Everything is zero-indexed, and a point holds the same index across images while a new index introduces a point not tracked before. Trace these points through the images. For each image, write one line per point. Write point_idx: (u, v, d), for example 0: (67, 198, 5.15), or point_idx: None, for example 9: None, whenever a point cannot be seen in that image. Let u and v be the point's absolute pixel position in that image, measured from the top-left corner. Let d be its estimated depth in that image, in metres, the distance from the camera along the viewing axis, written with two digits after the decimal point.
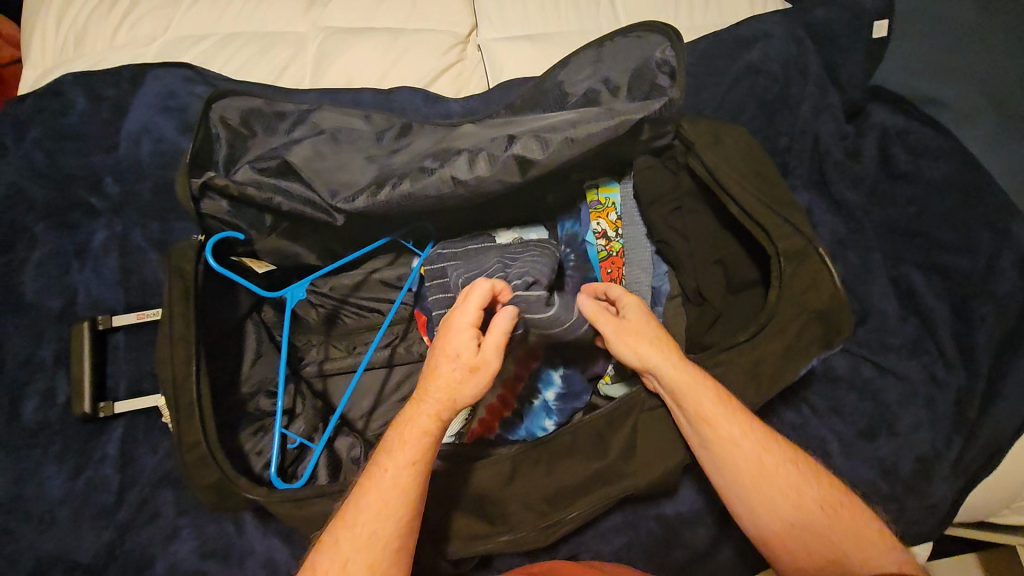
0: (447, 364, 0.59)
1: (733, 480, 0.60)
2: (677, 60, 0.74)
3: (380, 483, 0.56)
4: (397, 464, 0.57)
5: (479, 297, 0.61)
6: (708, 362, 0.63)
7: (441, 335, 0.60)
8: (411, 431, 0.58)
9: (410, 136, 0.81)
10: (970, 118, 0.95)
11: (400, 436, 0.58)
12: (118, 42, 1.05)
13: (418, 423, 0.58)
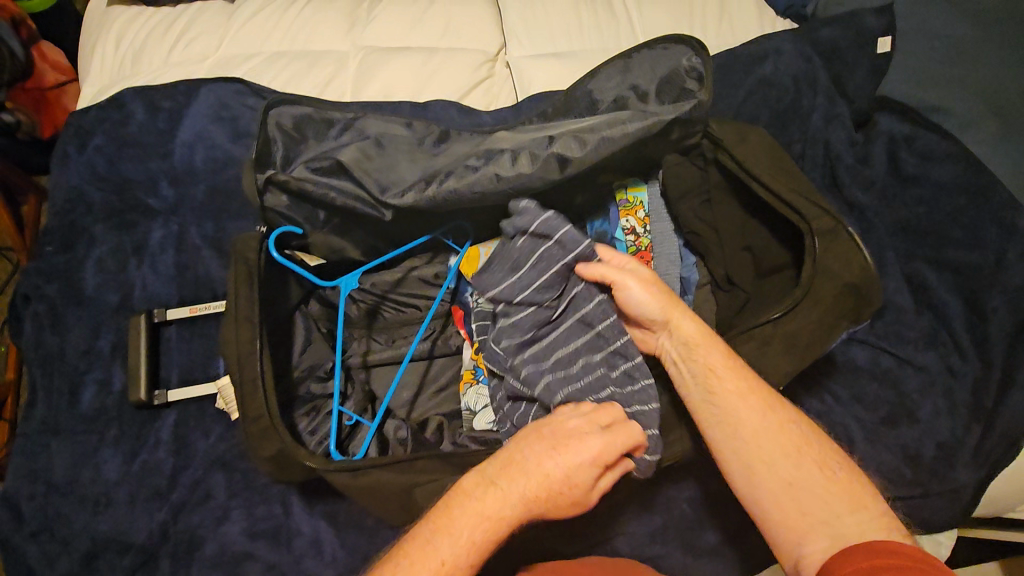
0: (537, 482, 0.61)
1: (731, 437, 0.64)
2: (705, 67, 0.81)
3: (432, 560, 0.58)
4: (458, 553, 0.58)
5: (620, 432, 0.64)
6: (742, 336, 0.68)
7: (560, 448, 0.63)
8: (480, 522, 0.59)
9: (452, 140, 0.87)
10: (972, 125, 1.01)
11: (469, 527, 0.59)
12: (172, 59, 1.13)
13: (490, 517, 0.60)
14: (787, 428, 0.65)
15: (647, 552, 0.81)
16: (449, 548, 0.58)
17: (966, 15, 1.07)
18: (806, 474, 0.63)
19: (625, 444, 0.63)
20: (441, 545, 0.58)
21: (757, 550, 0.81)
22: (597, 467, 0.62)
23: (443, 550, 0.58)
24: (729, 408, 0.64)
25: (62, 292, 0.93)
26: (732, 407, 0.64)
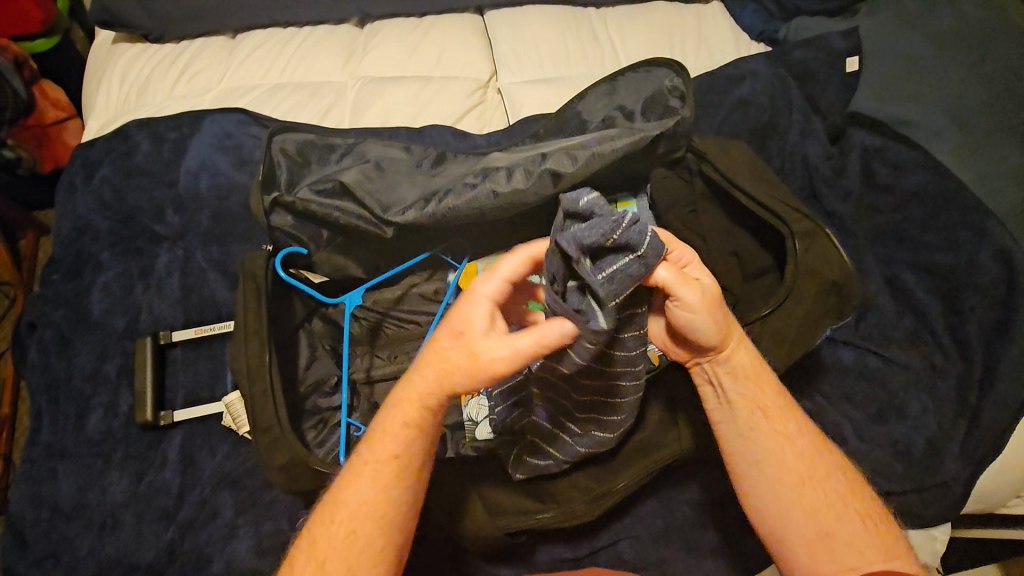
0: (462, 349, 0.58)
1: (764, 475, 0.67)
2: (686, 86, 0.87)
3: (373, 468, 0.61)
4: (388, 451, 0.61)
5: (496, 273, 0.59)
6: None
7: (454, 326, 0.59)
8: (402, 421, 0.61)
9: (449, 162, 0.92)
10: (938, 136, 1.07)
11: (387, 422, 0.61)
12: (176, 93, 1.17)
13: (410, 415, 0.60)
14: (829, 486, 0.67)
15: (652, 555, 0.82)
16: (383, 429, 0.61)
17: (927, 35, 1.14)
18: (845, 520, 0.65)
19: (508, 276, 0.58)
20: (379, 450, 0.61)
21: (759, 549, 0.83)
22: (485, 319, 0.58)
23: (364, 454, 0.62)
24: (771, 449, 0.67)
25: (69, 318, 0.95)
26: (770, 448, 0.67)
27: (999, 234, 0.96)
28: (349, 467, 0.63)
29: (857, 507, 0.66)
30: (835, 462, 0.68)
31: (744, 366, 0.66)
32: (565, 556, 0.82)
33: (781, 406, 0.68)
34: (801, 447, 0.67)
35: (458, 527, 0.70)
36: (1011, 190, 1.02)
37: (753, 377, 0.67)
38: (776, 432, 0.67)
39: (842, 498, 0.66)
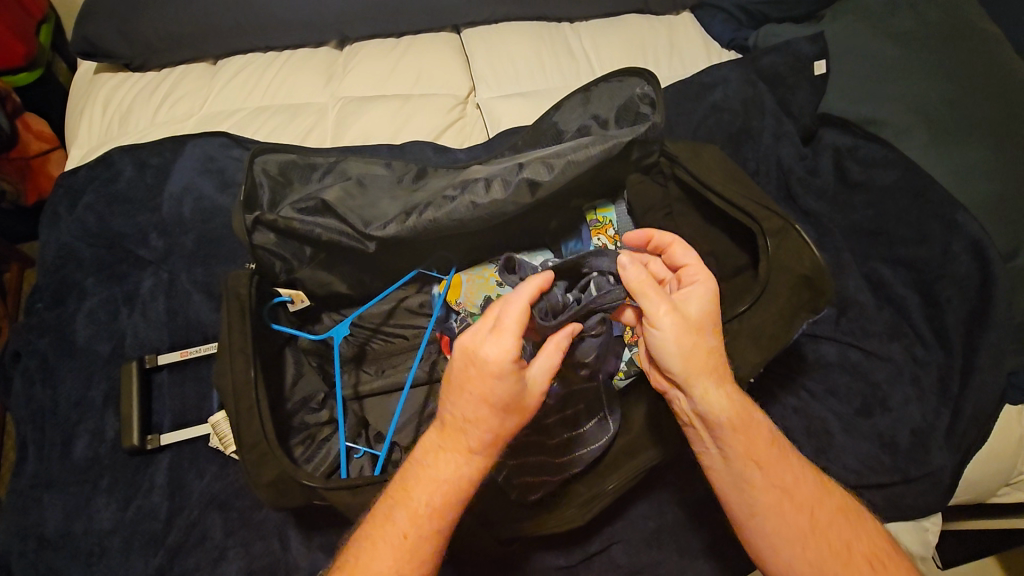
0: (508, 410, 0.57)
1: (768, 525, 0.64)
2: (656, 93, 0.88)
3: (392, 537, 0.59)
4: (428, 517, 0.59)
5: (506, 330, 0.55)
6: None
7: (478, 389, 0.56)
8: (438, 484, 0.59)
9: (430, 176, 0.93)
10: (907, 133, 1.09)
11: (427, 492, 0.59)
12: (158, 119, 1.18)
13: (449, 482, 0.59)
14: (839, 523, 0.64)
15: (647, 558, 0.82)
16: (422, 497, 0.59)
17: (892, 36, 1.16)
18: (853, 569, 0.62)
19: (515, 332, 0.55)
20: (398, 522, 0.59)
21: None
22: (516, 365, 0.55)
23: (401, 527, 0.58)
24: (768, 502, 0.63)
25: (54, 346, 0.95)
26: (770, 499, 0.64)
27: (968, 225, 0.98)
28: (374, 537, 0.59)
29: (864, 551, 0.63)
30: (836, 502, 0.66)
31: (728, 413, 0.63)
32: (560, 563, 0.81)
33: (774, 453, 0.65)
34: (801, 493, 0.64)
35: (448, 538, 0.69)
36: (981, 182, 1.04)
37: (742, 426, 0.63)
38: (774, 487, 0.64)
39: (848, 543, 0.63)
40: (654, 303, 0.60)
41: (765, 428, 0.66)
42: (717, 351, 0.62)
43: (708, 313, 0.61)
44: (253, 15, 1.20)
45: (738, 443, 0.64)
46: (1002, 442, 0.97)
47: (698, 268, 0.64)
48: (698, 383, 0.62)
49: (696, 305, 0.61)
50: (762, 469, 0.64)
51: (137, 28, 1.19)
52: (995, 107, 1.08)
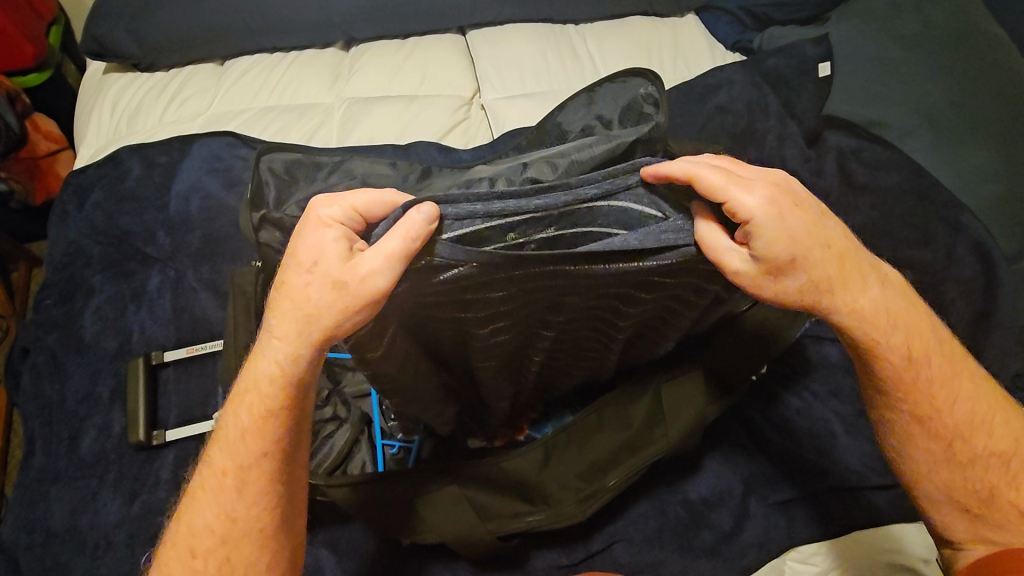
0: (298, 329, 0.53)
1: (908, 381, 0.61)
2: (660, 93, 0.88)
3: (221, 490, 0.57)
4: (236, 457, 0.57)
5: (307, 271, 0.52)
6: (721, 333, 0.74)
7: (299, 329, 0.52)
8: (277, 363, 0.54)
9: (433, 176, 0.94)
10: (912, 134, 1.09)
11: (238, 419, 0.57)
12: (166, 118, 1.19)
13: (262, 390, 0.55)
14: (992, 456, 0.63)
15: (648, 558, 0.82)
16: (245, 423, 0.57)
17: (894, 38, 1.16)
18: (995, 507, 0.63)
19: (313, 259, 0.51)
20: (223, 463, 0.57)
21: (754, 544, 0.82)
22: (343, 255, 0.51)
23: (218, 462, 0.58)
24: (928, 427, 0.63)
25: (62, 342, 0.96)
26: (942, 398, 0.62)
27: (973, 226, 1.00)
28: (208, 470, 0.59)
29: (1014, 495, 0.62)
30: (994, 446, 0.63)
31: (878, 325, 0.58)
32: (560, 562, 0.81)
33: (935, 371, 0.62)
34: (957, 427, 0.63)
35: (450, 533, 0.70)
36: (985, 182, 1.04)
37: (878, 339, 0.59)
38: (916, 410, 0.62)
39: (991, 481, 0.63)
40: (714, 236, 0.51)
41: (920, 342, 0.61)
42: (845, 264, 0.55)
43: (798, 240, 0.51)
44: (260, 16, 1.21)
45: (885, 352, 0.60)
46: None
47: (744, 194, 0.50)
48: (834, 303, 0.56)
49: (792, 228, 0.51)
50: (912, 388, 0.62)
51: (146, 29, 1.20)
52: (999, 109, 1.07)
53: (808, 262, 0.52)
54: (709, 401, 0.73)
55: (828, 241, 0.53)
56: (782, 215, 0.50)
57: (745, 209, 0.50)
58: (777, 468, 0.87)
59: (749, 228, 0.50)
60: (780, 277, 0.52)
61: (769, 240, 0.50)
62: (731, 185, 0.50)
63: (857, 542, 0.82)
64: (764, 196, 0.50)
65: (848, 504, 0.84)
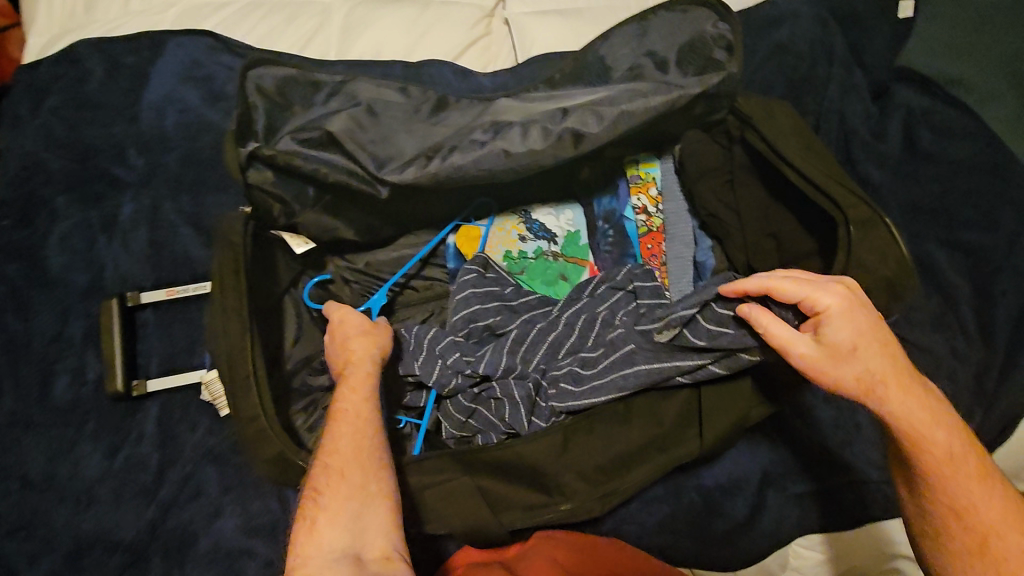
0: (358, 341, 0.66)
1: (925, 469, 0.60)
2: (733, 35, 0.76)
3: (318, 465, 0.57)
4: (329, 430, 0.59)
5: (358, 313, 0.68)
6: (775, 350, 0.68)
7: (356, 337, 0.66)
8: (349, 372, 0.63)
9: (451, 108, 0.80)
10: (990, 100, 0.98)
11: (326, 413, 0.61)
12: (132, 7, 1.00)
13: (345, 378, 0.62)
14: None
15: (656, 541, 0.80)
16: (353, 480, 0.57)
17: None
18: None
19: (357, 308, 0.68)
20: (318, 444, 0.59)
21: (766, 535, 0.81)
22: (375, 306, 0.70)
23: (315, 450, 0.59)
24: (949, 518, 0.60)
25: (23, 273, 0.85)
26: (967, 492, 0.59)
27: None
28: (308, 555, 0.52)
29: None
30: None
31: (918, 423, 0.59)
32: None
33: (960, 466, 0.60)
34: (988, 523, 0.58)
35: (456, 526, 0.65)
36: None
37: (917, 436, 0.59)
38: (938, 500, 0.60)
39: None
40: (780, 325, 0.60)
41: (952, 436, 0.60)
42: (892, 365, 0.59)
43: (859, 330, 0.58)
44: None
45: (916, 446, 0.59)
46: None
47: (821, 294, 0.58)
48: (886, 390, 0.59)
49: (859, 322, 0.57)
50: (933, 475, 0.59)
51: None
52: None
53: (866, 354, 0.58)
54: (751, 409, 0.68)
55: (885, 338, 0.59)
56: (853, 312, 0.57)
57: (821, 302, 0.58)
58: (797, 459, 0.83)
59: (822, 316, 0.58)
60: (844, 364, 0.58)
61: (838, 335, 0.57)
62: (816, 287, 0.58)
63: (864, 536, 0.81)
64: (838, 296, 0.58)
65: (867, 500, 0.81)
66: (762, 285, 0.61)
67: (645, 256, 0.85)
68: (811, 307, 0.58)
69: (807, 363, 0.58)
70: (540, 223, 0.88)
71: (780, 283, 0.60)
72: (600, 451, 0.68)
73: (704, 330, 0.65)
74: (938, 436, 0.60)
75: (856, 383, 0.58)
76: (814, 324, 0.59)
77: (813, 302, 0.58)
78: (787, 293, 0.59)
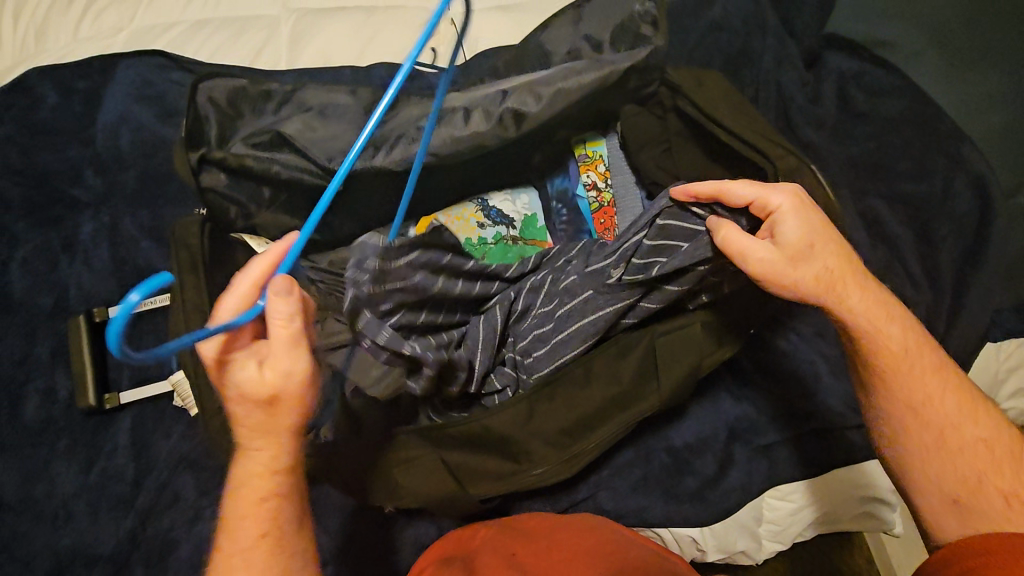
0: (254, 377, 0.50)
1: (884, 372, 0.63)
2: (658, 9, 0.79)
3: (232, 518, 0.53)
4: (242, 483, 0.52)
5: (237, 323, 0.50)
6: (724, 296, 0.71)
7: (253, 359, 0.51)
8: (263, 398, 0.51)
9: (399, 103, 0.82)
10: (918, 57, 1.02)
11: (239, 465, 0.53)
12: (82, 34, 1.02)
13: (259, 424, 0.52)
14: (980, 449, 0.60)
15: (632, 504, 0.82)
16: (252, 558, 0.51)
17: None
18: (980, 495, 0.58)
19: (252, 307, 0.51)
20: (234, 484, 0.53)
21: (737, 488, 0.83)
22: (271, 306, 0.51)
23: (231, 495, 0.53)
24: (908, 414, 0.62)
25: None
26: (928, 391, 0.62)
27: (973, 160, 0.95)
28: None
29: (999, 485, 0.58)
30: (979, 434, 0.60)
31: (870, 321, 0.62)
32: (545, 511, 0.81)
33: (917, 365, 0.62)
34: (946, 417, 0.61)
35: (430, 497, 0.69)
36: (986, 112, 0.99)
37: (872, 337, 0.62)
38: (898, 401, 0.62)
39: (981, 468, 0.59)
40: (735, 231, 0.61)
41: (906, 334, 0.63)
42: (846, 266, 0.63)
43: (810, 230, 0.61)
44: None
45: (870, 346, 0.63)
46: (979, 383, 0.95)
47: (772, 195, 0.61)
48: (841, 288, 0.62)
49: (810, 221, 0.61)
50: (892, 375, 0.62)
51: None
52: (1011, 30, 1.01)
53: (819, 252, 0.61)
54: (703, 356, 0.71)
55: (834, 238, 0.62)
56: (804, 210, 0.61)
57: (774, 202, 0.61)
58: (761, 413, 0.86)
59: (774, 215, 0.61)
60: (800, 261, 0.61)
61: (794, 231, 0.60)
62: (768, 189, 0.62)
63: (833, 482, 0.84)
64: (789, 196, 0.61)
65: (830, 445, 0.84)
66: (717, 189, 0.63)
67: (599, 230, 0.88)
68: (763, 207, 0.62)
69: (768, 263, 0.60)
70: (497, 209, 0.89)
71: (732, 188, 0.63)
72: (574, 407, 0.70)
73: (650, 250, 0.66)
74: (892, 333, 0.62)
75: (811, 281, 0.61)
76: (768, 226, 0.62)
77: (765, 201, 0.61)
78: (742, 195, 0.62)
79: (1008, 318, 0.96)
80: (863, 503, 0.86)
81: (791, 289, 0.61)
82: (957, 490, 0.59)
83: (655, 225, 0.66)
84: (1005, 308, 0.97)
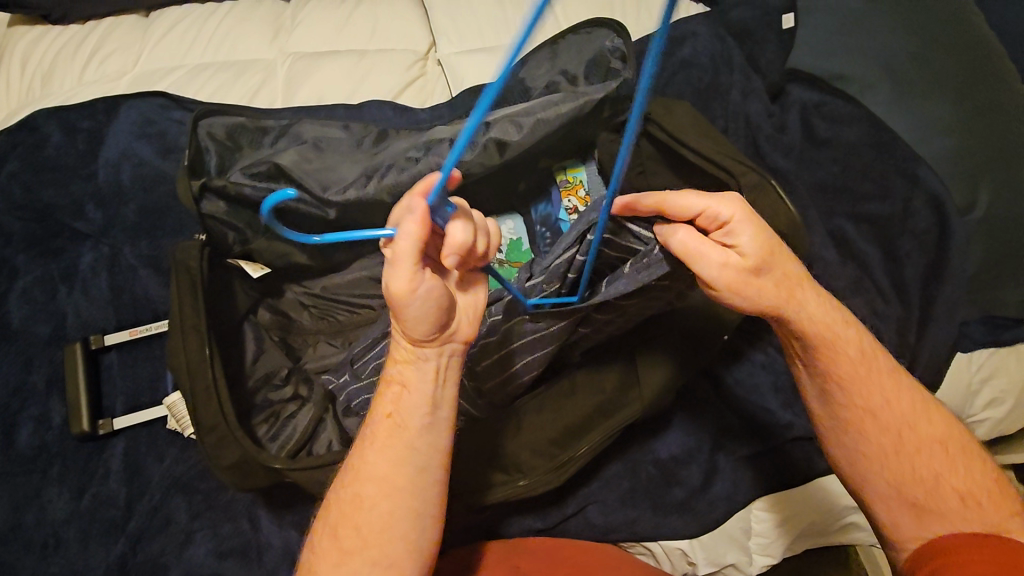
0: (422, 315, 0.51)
1: (841, 379, 0.65)
2: (626, 46, 0.86)
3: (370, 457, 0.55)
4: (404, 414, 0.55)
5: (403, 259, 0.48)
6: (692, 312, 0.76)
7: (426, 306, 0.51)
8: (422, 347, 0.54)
9: (390, 137, 0.88)
10: (873, 87, 1.10)
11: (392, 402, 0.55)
12: (87, 78, 1.07)
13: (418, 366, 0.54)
14: (936, 452, 0.64)
15: (620, 516, 0.83)
16: (381, 470, 0.55)
17: None
18: (937, 495, 0.63)
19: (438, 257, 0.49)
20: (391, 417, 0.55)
21: (722, 499, 0.85)
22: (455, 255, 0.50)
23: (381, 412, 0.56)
24: (869, 423, 0.65)
25: None
26: (883, 396, 0.65)
27: (929, 179, 1.01)
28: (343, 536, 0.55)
29: (954, 484, 0.63)
30: (934, 434, 0.65)
31: (825, 329, 0.65)
32: (535, 526, 0.83)
33: (870, 371, 0.65)
34: (903, 417, 0.65)
35: None
36: (939, 137, 1.06)
37: (830, 343, 0.65)
38: (857, 407, 0.65)
39: (936, 469, 0.63)
40: (692, 236, 0.60)
41: (860, 339, 0.66)
42: (798, 271, 0.64)
43: (762, 237, 0.62)
44: None
45: (828, 356, 0.65)
46: (954, 393, 0.98)
47: (721, 204, 0.61)
48: (796, 295, 0.64)
49: (760, 229, 0.62)
50: (850, 385, 0.65)
51: None
52: (955, 63, 1.10)
53: (772, 261, 0.62)
54: (678, 369, 0.74)
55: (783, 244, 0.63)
56: (754, 221, 0.61)
57: (724, 212, 0.61)
58: (743, 424, 0.88)
59: (727, 226, 0.61)
60: (756, 271, 0.62)
61: (745, 241, 0.61)
62: (716, 199, 0.61)
63: (817, 491, 0.86)
64: (739, 206, 0.61)
65: (811, 453, 0.86)
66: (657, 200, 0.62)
67: None
68: (716, 218, 0.61)
69: (728, 276, 0.61)
70: None
71: (677, 199, 0.62)
72: (556, 419, 0.74)
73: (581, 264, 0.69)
74: (848, 337, 0.65)
75: (768, 289, 0.62)
76: (724, 235, 0.62)
77: (716, 212, 0.61)
78: (691, 206, 0.61)
79: (976, 329, 1.01)
80: (848, 512, 0.88)
81: (749, 299, 0.62)
82: (915, 492, 0.63)
83: (585, 240, 0.68)
84: (974, 320, 1.01)
